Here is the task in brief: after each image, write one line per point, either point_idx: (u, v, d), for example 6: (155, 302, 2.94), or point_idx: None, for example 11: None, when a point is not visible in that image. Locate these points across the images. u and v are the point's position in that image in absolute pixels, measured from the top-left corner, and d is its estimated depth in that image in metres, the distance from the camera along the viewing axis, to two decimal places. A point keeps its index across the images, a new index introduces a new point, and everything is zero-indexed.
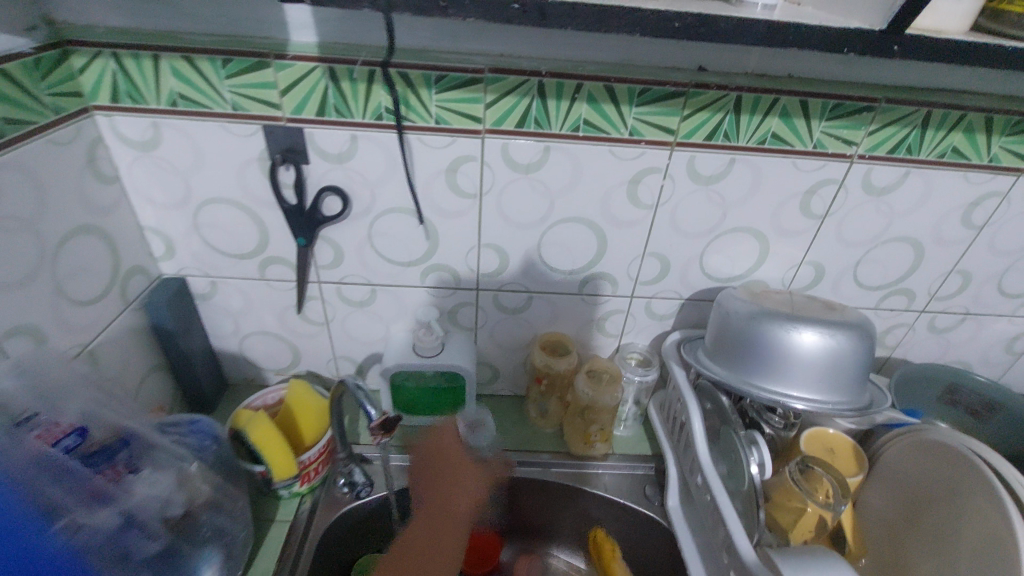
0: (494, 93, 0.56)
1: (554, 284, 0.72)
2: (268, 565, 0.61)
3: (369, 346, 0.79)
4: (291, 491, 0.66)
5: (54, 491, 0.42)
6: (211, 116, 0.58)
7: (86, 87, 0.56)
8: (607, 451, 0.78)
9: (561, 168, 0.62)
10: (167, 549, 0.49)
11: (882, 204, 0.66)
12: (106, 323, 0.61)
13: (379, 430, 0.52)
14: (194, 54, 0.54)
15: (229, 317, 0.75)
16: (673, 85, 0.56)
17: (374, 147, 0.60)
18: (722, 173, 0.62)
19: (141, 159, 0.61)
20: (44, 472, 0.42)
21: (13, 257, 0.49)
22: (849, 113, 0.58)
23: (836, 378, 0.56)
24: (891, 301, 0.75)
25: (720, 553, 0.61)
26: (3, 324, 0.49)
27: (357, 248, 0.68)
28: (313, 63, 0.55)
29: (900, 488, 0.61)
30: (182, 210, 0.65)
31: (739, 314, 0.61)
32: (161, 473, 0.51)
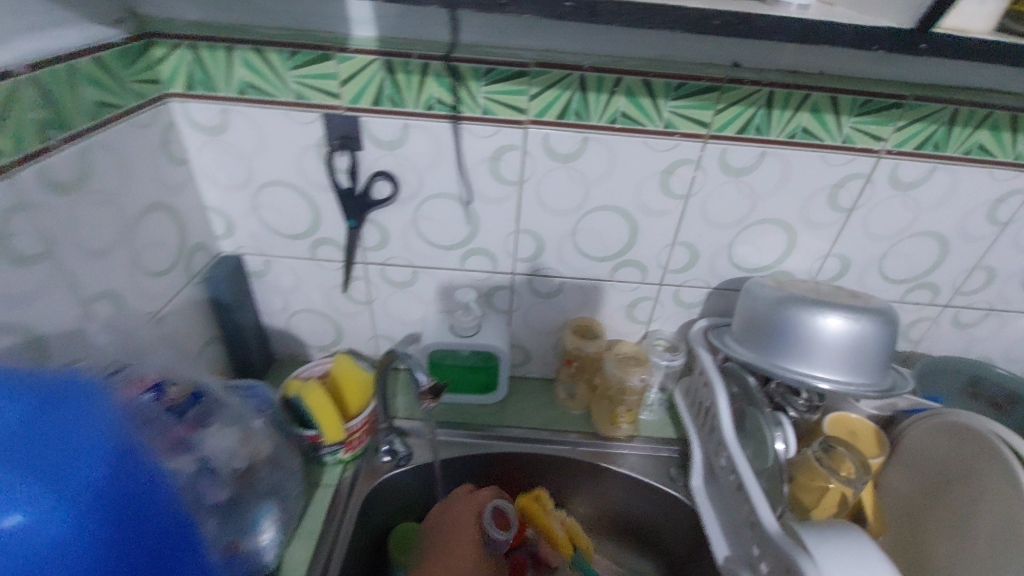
0: (538, 86, 0.60)
1: (586, 269, 0.76)
2: (314, 524, 0.66)
3: (408, 326, 0.84)
4: (335, 458, 0.70)
5: (152, 432, 0.46)
6: (276, 104, 0.62)
7: (164, 76, 0.61)
8: (632, 433, 0.81)
9: (598, 158, 0.65)
10: (233, 498, 0.54)
11: (908, 198, 0.68)
12: (174, 293, 0.66)
13: (428, 394, 0.59)
14: (264, 46, 0.59)
15: (280, 295, 0.80)
16: (708, 80, 0.59)
17: (424, 135, 0.64)
18: (753, 165, 0.65)
19: (209, 143, 0.66)
20: (143, 416, 0.46)
21: (102, 227, 0.55)
22: (878, 109, 0.61)
23: (860, 360, 0.59)
24: (914, 295, 0.77)
25: (742, 528, 0.63)
26: (93, 288, 0.54)
27: (402, 231, 0.73)
28: (372, 56, 0.59)
29: (921, 470, 0.63)
30: (243, 192, 0.70)
31: (768, 300, 0.64)
32: (229, 428, 0.55)
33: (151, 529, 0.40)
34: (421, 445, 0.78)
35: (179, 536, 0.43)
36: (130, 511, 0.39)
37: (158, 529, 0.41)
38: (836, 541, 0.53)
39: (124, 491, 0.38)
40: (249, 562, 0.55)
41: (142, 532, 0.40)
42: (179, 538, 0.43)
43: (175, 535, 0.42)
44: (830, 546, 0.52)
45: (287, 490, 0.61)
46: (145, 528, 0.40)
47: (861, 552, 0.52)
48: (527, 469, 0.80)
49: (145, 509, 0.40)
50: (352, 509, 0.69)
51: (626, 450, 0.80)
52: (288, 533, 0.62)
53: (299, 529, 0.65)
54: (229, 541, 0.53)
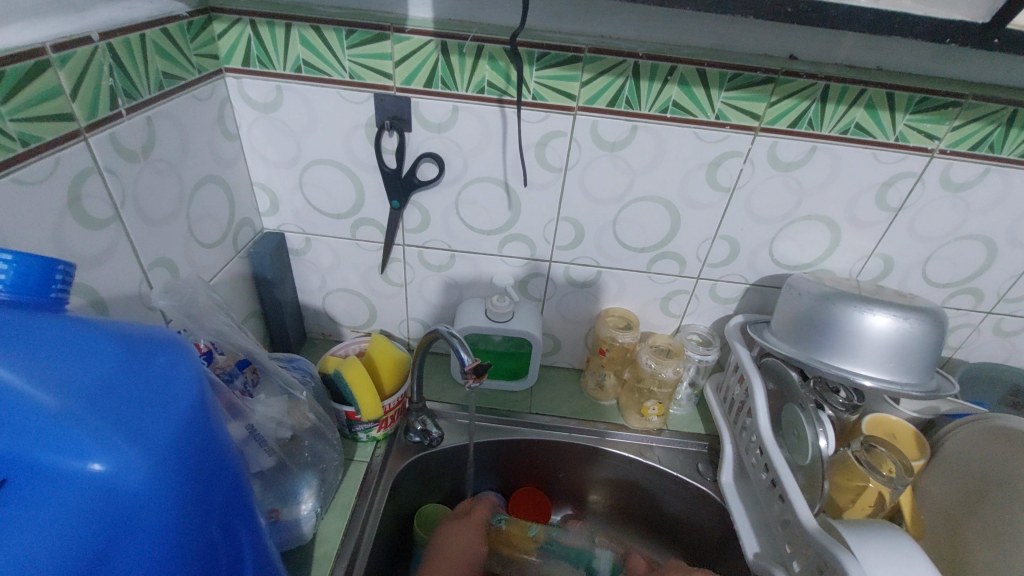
0: (591, 72, 0.60)
1: (624, 260, 0.76)
2: (349, 498, 0.66)
3: (442, 310, 0.84)
4: (369, 435, 0.71)
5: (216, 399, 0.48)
6: (330, 83, 0.63)
7: (222, 51, 0.62)
8: (662, 426, 0.81)
9: (645, 148, 0.65)
10: (277, 466, 0.56)
11: (958, 201, 0.67)
12: (220, 266, 0.68)
13: (471, 373, 0.59)
14: (322, 24, 0.60)
15: (318, 273, 0.81)
16: (764, 71, 0.59)
17: (473, 119, 0.65)
18: (802, 161, 0.65)
19: (261, 120, 0.67)
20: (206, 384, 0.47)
21: (162, 195, 0.56)
22: (934, 107, 0.60)
23: (905, 359, 0.59)
24: (957, 300, 0.76)
25: (775, 524, 0.63)
26: (150, 255, 0.55)
27: (442, 213, 0.73)
28: (428, 37, 0.59)
29: (961, 475, 0.62)
30: (290, 169, 0.71)
31: (813, 296, 0.64)
32: (274, 398, 0.57)
33: (220, 494, 0.36)
34: (451, 428, 0.79)
35: (239, 502, 0.38)
36: (209, 472, 0.34)
37: (225, 495, 0.36)
38: (874, 537, 0.53)
39: (207, 450, 0.34)
40: (290, 530, 0.57)
41: (215, 496, 0.35)
42: (236, 504, 0.38)
43: (235, 502, 0.38)
44: (867, 544, 0.52)
45: (325, 462, 0.62)
46: (216, 493, 0.35)
47: (899, 550, 0.52)
48: (555, 457, 0.81)
49: (219, 472, 0.35)
50: (384, 486, 0.69)
51: (654, 443, 0.79)
52: (326, 503, 0.63)
53: (333, 502, 0.66)
54: (270, 508, 0.56)
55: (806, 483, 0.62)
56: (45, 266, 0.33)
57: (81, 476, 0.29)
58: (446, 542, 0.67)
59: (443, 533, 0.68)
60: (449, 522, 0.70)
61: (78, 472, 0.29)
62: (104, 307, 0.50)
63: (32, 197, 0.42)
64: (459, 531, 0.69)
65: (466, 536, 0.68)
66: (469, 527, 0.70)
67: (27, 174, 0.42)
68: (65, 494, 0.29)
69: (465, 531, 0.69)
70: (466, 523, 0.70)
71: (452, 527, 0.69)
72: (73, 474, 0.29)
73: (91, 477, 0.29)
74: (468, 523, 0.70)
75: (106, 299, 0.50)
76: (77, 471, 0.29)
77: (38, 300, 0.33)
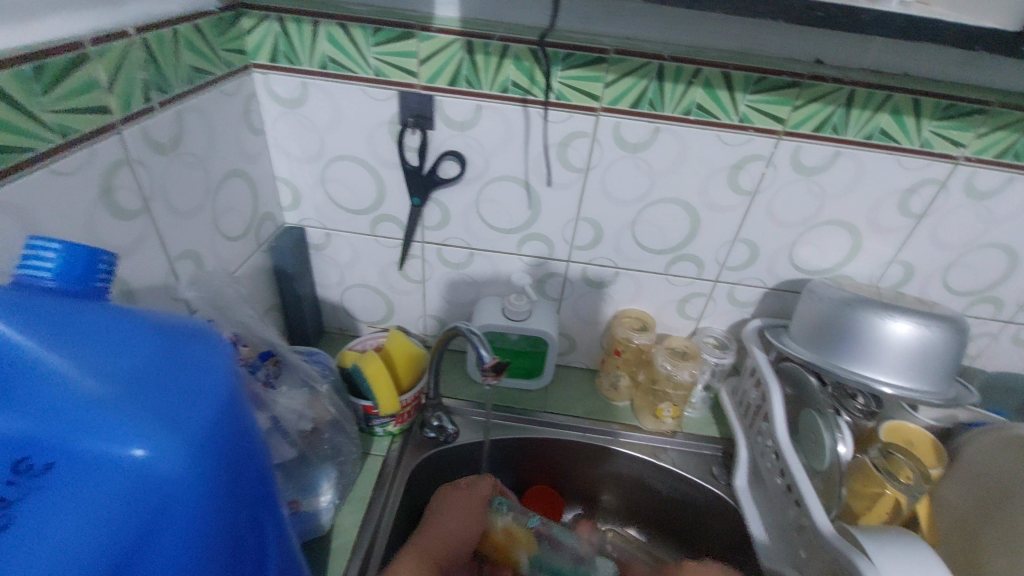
0: (615, 73, 0.60)
1: (642, 261, 0.76)
2: (365, 491, 0.67)
3: (458, 308, 0.85)
4: (385, 430, 0.72)
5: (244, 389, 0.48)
6: (355, 80, 0.64)
7: (250, 47, 0.63)
8: (676, 429, 0.81)
9: (667, 150, 0.65)
10: (298, 457, 0.57)
11: (982, 209, 0.66)
12: (243, 259, 0.69)
13: (491, 370, 0.59)
14: (350, 22, 0.60)
15: (337, 268, 0.82)
16: (789, 75, 0.59)
17: (495, 118, 0.65)
18: (825, 165, 0.65)
19: (286, 116, 0.68)
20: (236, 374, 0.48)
21: (190, 188, 0.57)
22: (961, 114, 0.60)
23: (925, 366, 0.59)
24: (977, 308, 0.75)
25: (791, 529, 0.63)
26: (177, 247, 0.56)
27: (462, 212, 0.74)
28: (454, 36, 0.60)
29: (980, 483, 0.62)
30: (313, 165, 0.72)
31: (833, 302, 0.64)
32: (296, 391, 0.57)
33: (250, 484, 0.36)
34: (465, 425, 0.79)
35: (266, 493, 0.39)
36: (241, 462, 0.34)
37: (255, 485, 0.37)
38: (894, 544, 0.52)
39: (240, 440, 0.34)
40: (308, 522, 0.58)
41: (245, 486, 0.35)
42: (263, 497, 0.38)
43: (263, 492, 0.38)
44: (886, 550, 0.52)
45: (343, 455, 0.62)
46: (247, 483, 0.36)
47: (917, 557, 0.52)
48: (568, 456, 0.81)
49: (250, 462, 0.36)
50: (399, 480, 0.70)
51: (667, 445, 0.79)
52: (343, 495, 0.64)
53: (350, 495, 0.67)
54: (290, 498, 0.56)
55: (823, 489, 0.62)
56: (91, 256, 0.34)
57: (122, 461, 0.29)
58: (444, 515, 0.68)
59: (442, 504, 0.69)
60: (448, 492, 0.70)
61: (119, 457, 0.29)
62: (134, 297, 0.51)
63: (69, 188, 0.43)
64: (456, 505, 0.69)
65: (464, 512, 0.68)
66: (467, 503, 0.69)
67: (64, 165, 0.42)
68: (106, 479, 0.29)
69: (461, 506, 0.69)
70: (464, 499, 0.70)
71: (450, 501, 0.69)
72: (114, 460, 0.29)
73: (132, 463, 0.29)
74: (466, 499, 0.70)
75: (136, 289, 0.51)
76: (118, 457, 0.29)
77: (83, 290, 0.33)
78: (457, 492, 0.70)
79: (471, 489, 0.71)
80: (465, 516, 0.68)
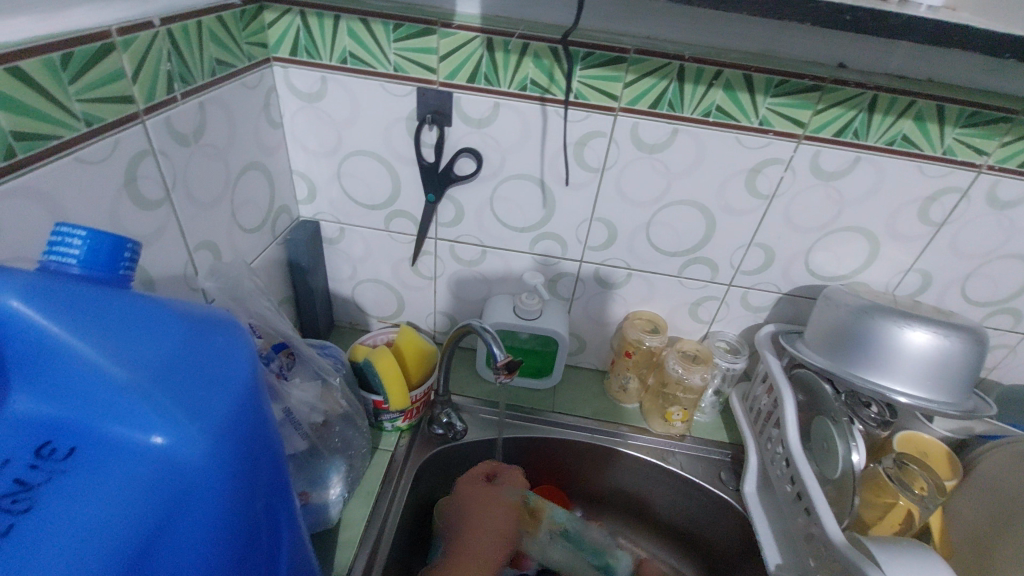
0: (635, 73, 0.60)
1: (655, 263, 0.75)
2: (373, 485, 0.67)
3: (470, 305, 0.85)
4: (394, 425, 0.72)
5: None
6: (374, 75, 0.64)
7: (271, 40, 0.64)
8: (685, 432, 0.80)
9: (684, 152, 0.65)
10: (309, 450, 0.57)
11: (1004, 219, 0.65)
12: (259, 251, 0.69)
13: (503, 368, 0.59)
14: (371, 17, 0.60)
15: (350, 262, 0.83)
16: (811, 79, 0.58)
17: (513, 116, 0.65)
18: (845, 171, 0.64)
19: (304, 110, 0.68)
20: None
21: (209, 179, 0.58)
22: (985, 122, 0.59)
23: (943, 377, 0.58)
24: (995, 319, 0.74)
25: (800, 537, 0.62)
26: (195, 238, 0.57)
27: (477, 209, 0.74)
28: (474, 33, 0.60)
29: (995, 496, 0.61)
30: (330, 159, 0.72)
31: (850, 309, 0.63)
32: (309, 383, 0.58)
33: (266, 474, 0.36)
34: (474, 422, 0.79)
35: (280, 484, 0.39)
36: (258, 452, 0.35)
37: (270, 475, 0.37)
38: (904, 555, 0.52)
39: (258, 431, 0.35)
40: (317, 514, 0.58)
41: (261, 476, 0.36)
42: (277, 487, 0.39)
43: (277, 482, 0.38)
44: (898, 561, 0.51)
45: (353, 449, 0.63)
46: (262, 473, 0.36)
47: (931, 569, 0.51)
48: (576, 457, 0.81)
49: (266, 453, 0.36)
50: (407, 476, 0.70)
51: (676, 449, 0.79)
52: (352, 489, 0.64)
53: (359, 488, 0.67)
54: (300, 490, 0.57)
55: (834, 497, 0.61)
56: (115, 243, 0.34)
57: (143, 448, 0.30)
58: (473, 512, 0.71)
59: (468, 500, 0.72)
60: (472, 487, 0.73)
61: (140, 444, 0.30)
62: (152, 285, 0.51)
63: (93, 176, 0.43)
64: (483, 501, 0.72)
65: (491, 507, 0.72)
66: (493, 499, 0.72)
67: (89, 153, 0.43)
68: (127, 465, 0.29)
69: (488, 503, 0.72)
70: (490, 493, 0.73)
71: (477, 497, 0.72)
72: (135, 446, 0.30)
73: (153, 450, 0.30)
74: (491, 494, 0.73)
75: (154, 278, 0.51)
76: (139, 443, 0.30)
77: (107, 276, 0.34)
78: (481, 486, 0.73)
79: (495, 485, 0.74)
80: (493, 511, 0.72)
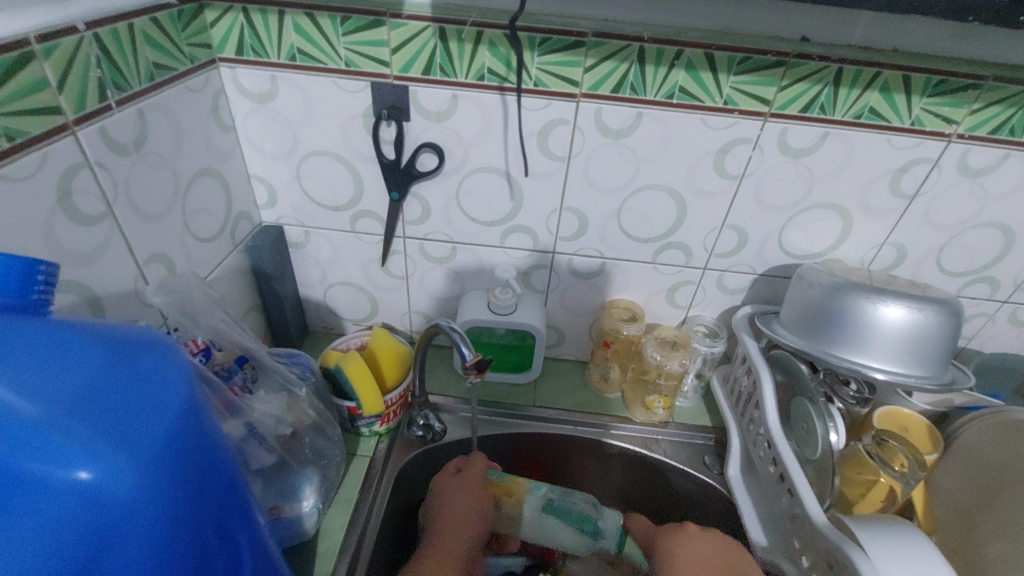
0: (594, 57, 0.58)
1: (628, 250, 0.74)
2: (351, 493, 0.66)
3: (444, 303, 0.83)
4: (371, 430, 0.70)
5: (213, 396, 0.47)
6: (326, 72, 0.61)
7: (215, 40, 0.61)
8: (667, 419, 0.79)
9: (651, 136, 0.63)
10: (277, 463, 0.55)
11: (976, 187, 0.64)
12: (218, 261, 0.67)
13: (473, 368, 0.58)
14: (316, 10, 0.58)
15: (319, 266, 0.80)
16: (774, 54, 0.57)
17: (472, 107, 0.63)
18: (813, 147, 0.63)
19: (257, 111, 0.66)
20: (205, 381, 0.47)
21: (157, 190, 0.55)
22: (953, 90, 0.58)
23: (918, 351, 0.57)
24: (972, 289, 0.74)
25: (783, 519, 0.62)
26: (144, 251, 0.54)
27: (443, 205, 0.72)
28: (425, 22, 0.57)
29: (974, 470, 0.61)
30: (287, 161, 0.70)
31: (821, 287, 0.62)
32: (274, 395, 0.56)
33: (215, 496, 0.35)
34: (454, 422, 0.78)
35: (236, 504, 0.38)
36: (200, 476, 0.33)
37: (220, 498, 0.36)
38: (885, 530, 0.52)
39: (197, 455, 0.33)
40: (291, 528, 0.57)
41: (209, 500, 0.35)
42: (233, 507, 0.37)
43: (232, 504, 0.37)
44: (881, 538, 0.51)
45: (326, 458, 0.61)
46: (210, 496, 0.35)
47: (913, 545, 0.50)
48: (558, 449, 0.80)
49: (212, 475, 0.35)
50: (386, 481, 0.69)
51: (660, 436, 0.78)
52: (328, 499, 0.63)
53: (336, 497, 0.65)
54: (271, 506, 0.55)
55: (816, 477, 0.61)
56: (26, 266, 0.32)
57: (62, 484, 0.28)
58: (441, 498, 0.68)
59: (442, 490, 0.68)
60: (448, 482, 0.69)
61: (60, 479, 0.28)
62: (100, 305, 0.49)
63: (24, 193, 0.41)
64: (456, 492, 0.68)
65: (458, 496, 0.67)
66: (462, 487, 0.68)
67: (14, 169, 0.40)
68: (46, 504, 0.28)
69: (462, 493, 0.68)
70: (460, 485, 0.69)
71: (445, 482, 0.69)
72: (54, 483, 0.28)
73: (76, 485, 0.28)
74: (462, 484, 0.69)
75: (101, 296, 0.49)
76: (60, 479, 0.28)
77: (19, 302, 0.32)
78: (453, 477, 0.70)
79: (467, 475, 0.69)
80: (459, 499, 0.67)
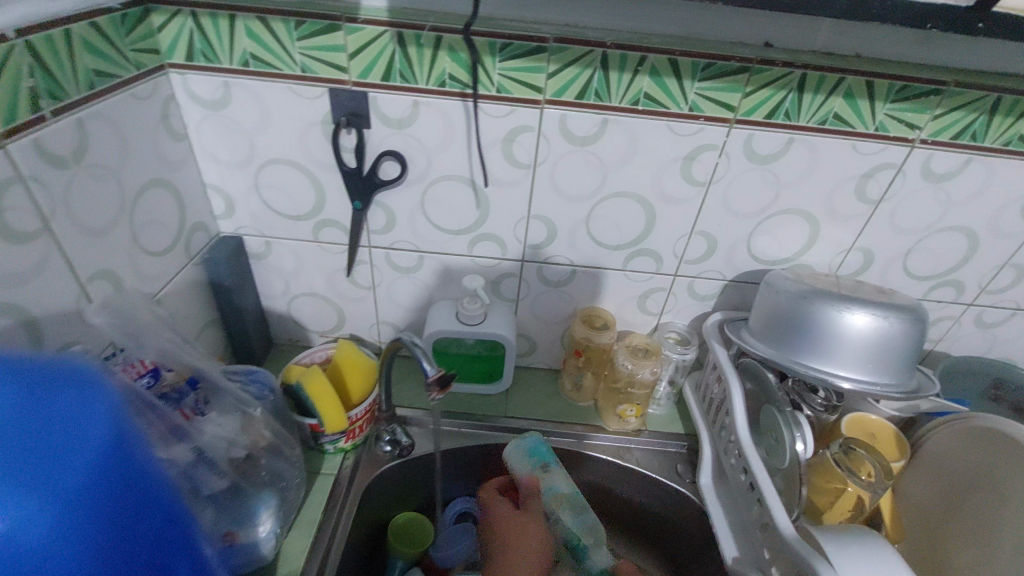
0: (557, 63, 0.57)
1: (598, 257, 0.73)
2: (314, 514, 0.64)
3: (413, 313, 0.81)
4: (336, 447, 0.68)
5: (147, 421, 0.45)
6: (282, 78, 0.59)
7: (164, 45, 0.58)
8: (640, 427, 0.79)
9: (617, 142, 0.62)
10: (230, 488, 0.53)
11: (939, 191, 0.65)
12: (172, 275, 0.64)
13: (436, 384, 0.56)
14: (269, 14, 0.56)
15: (282, 277, 0.78)
16: (739, 60, 0.56)
17: (434, 114, 0.61)
18: (779, 153, 0.62)
19: (210, 118, 0.63)
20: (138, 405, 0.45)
21: (101, 202, 0.53)
22: (916, 95, 0.57)
23: (883, 359, 0.57)
24: (939, 293, 0.74)
25: (754, 528, 0.62)
26: (88, 268, 0.52)
27: (408, 213, 0.70)
28: (382, 27, 0.56)
29: (940, 478, 0.62)
30: (244, 169, 0.67)
31: (789, 293, 0.62)
32: (227, 416, 0.54)
33: (152, 532, 0.33)
34: (423, 435, 0.76)
35: (180, 538, 0.36)
36: (131, 513, 0.32)
37: (160, 535, 0.34)
38: (853, 543, 0.51)
39: (127, 491, 0.31)
40: (246, 553, 0.54)
41: (144, 537, 0.33)
42: (176, 542, 0.35)
43: (174, 537, 0.35)
44: (847, 551, 0.50)
45: (286, 480, 0.59)
46: (145, 534, 0.33)
47: (879, 557, 0.50)
48: None
49: (146, 512, 0.33)
50: (352, 500, 0.67)
51: (632, 444, 0.77)
52: (288, 522, 0.60)
53: (298, 519, 0.63)
54: (224, 532, 0.53)
55: (784, 487, 0.61)
56: None
57: None
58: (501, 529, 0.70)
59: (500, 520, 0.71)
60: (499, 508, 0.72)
61: None
62: (36, 328, 0.47)
63: None
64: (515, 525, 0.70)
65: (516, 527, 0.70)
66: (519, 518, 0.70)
67: None
68: None
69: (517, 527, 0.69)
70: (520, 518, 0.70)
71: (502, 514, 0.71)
72: None
73: None
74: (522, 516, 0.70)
75: (38, 318, 0.47)
76: None
77: None
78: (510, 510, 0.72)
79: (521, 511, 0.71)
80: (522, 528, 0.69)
